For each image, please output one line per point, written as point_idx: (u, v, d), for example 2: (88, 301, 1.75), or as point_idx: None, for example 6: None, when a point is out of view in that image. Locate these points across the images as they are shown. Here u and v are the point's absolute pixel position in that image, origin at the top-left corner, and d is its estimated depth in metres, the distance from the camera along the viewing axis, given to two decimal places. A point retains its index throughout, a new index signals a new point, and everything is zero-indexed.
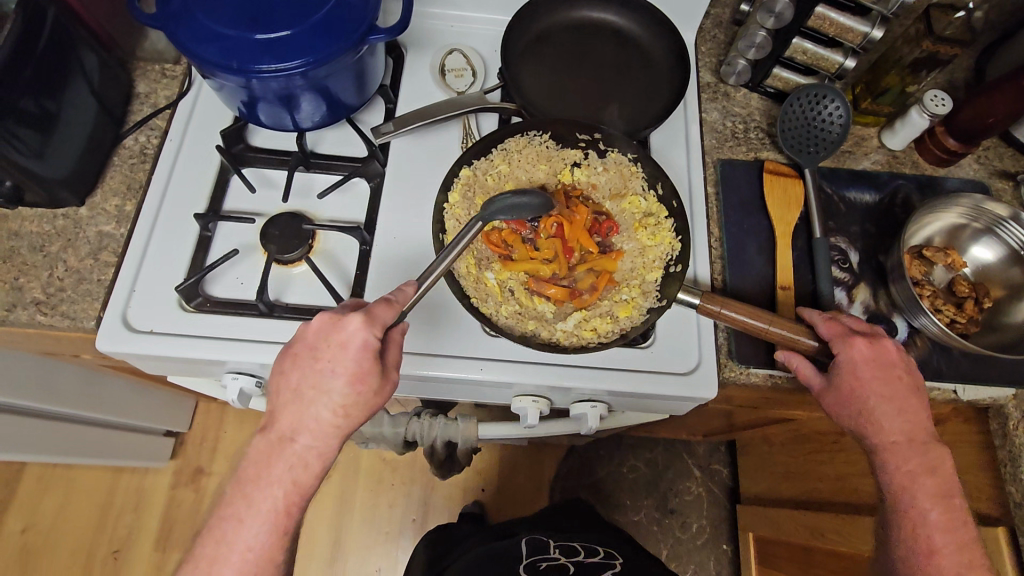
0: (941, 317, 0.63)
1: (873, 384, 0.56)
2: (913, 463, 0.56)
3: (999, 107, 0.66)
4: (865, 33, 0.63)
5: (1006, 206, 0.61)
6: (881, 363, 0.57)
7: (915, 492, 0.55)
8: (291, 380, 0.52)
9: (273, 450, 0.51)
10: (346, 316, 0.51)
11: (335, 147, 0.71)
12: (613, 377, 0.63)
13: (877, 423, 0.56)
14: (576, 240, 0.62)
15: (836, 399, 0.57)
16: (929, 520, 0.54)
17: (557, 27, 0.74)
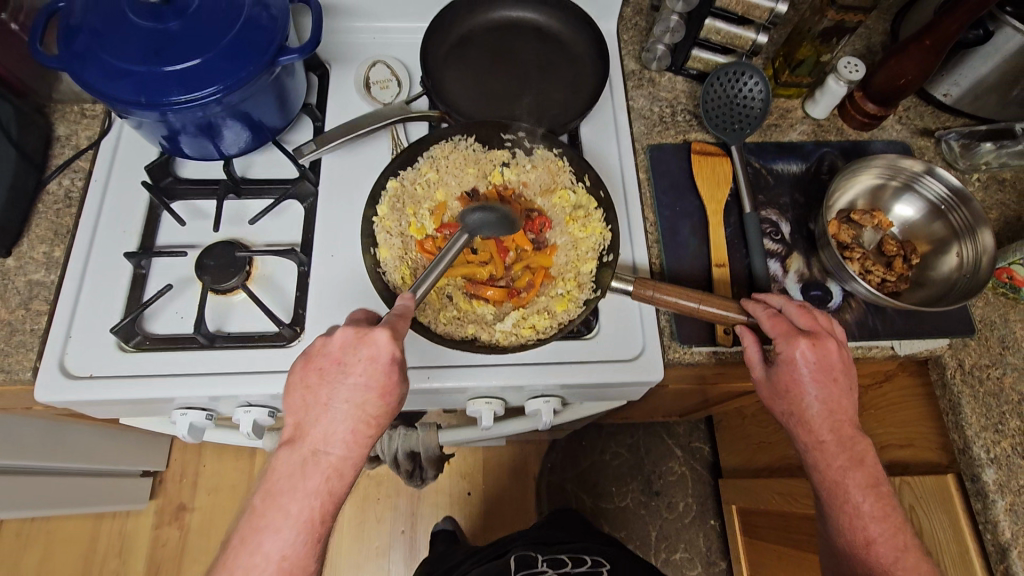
0: (871, 276, 0.65)
1: (813, 386, 0.56)
2: (844, 466, 0.56)
3: (911, 69, 0.68)
4: (771, 8, 0.65)
5: (919, 162, 0.64)
6: (820, 364, 0.56)
7: (847, 493, 0.56)
8: (320, 393, 0.49)
9: (307, 464, 0.48)
10: (370, 330, 0.49)
11: (264, 171, 0.70)
12: (562, 370, 0.62)
13: (811, 424, 0.57)
14: (510, 239, 0.63)
15: (777, 401, 0.58)
16: (862, 511, 0.55)
17: (476, 29, 0.75)
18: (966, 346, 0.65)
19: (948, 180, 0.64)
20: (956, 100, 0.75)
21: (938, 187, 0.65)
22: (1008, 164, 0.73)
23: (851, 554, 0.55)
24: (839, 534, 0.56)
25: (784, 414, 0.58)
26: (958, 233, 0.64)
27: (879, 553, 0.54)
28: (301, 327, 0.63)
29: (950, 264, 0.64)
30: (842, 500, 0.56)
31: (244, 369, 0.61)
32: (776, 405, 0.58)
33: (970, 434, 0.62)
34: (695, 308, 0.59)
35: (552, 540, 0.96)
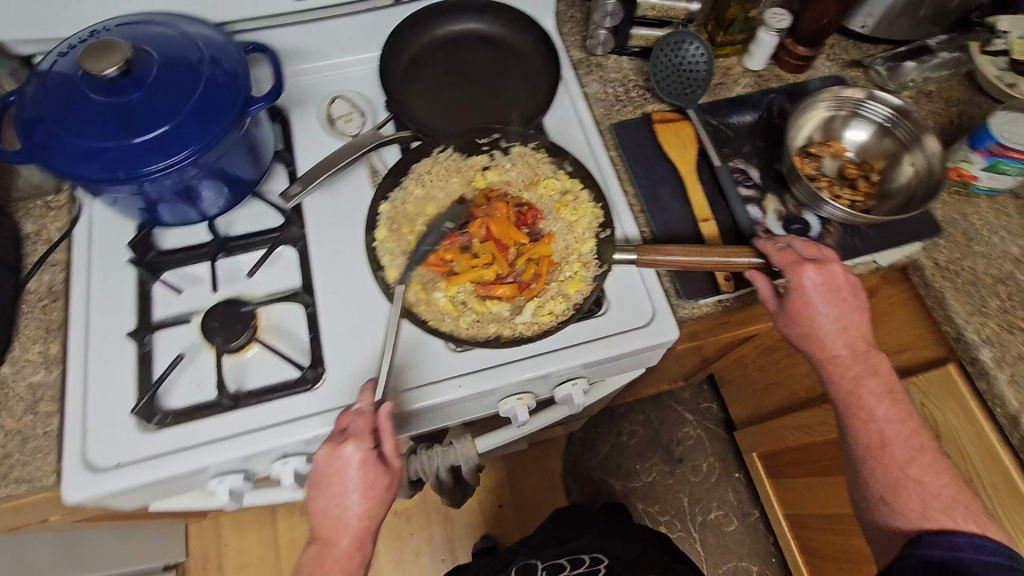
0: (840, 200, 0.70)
1: (822, 307, 0.60)
2: (859, 379, 0.60)
3: (830, 8, 0.74)
4: None
5: (858, 89, 0.70)
6: (825, 285, 0.60)
7: (863, 401, 0.60)
8: (318, 505, 0.55)
9: (322, 561, 0.55)
10: (340, 444, 0.54)
11: (248, 225, 0.70)
12: (584, 349, 0.65)
13: (823, 341, 0.61)
14: (507, 236, 0.64)
15: (789, 323, 0.62)
16: (877, 416, 0.60)
17: (426, 48, 0.77)
18: (937, 244, 0.71)
19: (888, 101, 0.70)
20: (872, 30, 0.82)
21: (881, 109, 0.71)
22: (931, 77, 0.81)
23: (868, 456, 0.60)
24: (857, 441, 0.61)
25: (797, 334, 0.62)
26: (908, 147, 0.70)
27: (895, 454, 0.59)
28: (322, 366, 0.62)
29: (908, 175, 0.70)
30: (858, 409, 0.61)
31: (276, 421, 0.60)
32: (789, 327, 0.62)
33: (960, 321, 0.67)
34: (711, 261, 0.62)
35: (554, 542, 0.97)
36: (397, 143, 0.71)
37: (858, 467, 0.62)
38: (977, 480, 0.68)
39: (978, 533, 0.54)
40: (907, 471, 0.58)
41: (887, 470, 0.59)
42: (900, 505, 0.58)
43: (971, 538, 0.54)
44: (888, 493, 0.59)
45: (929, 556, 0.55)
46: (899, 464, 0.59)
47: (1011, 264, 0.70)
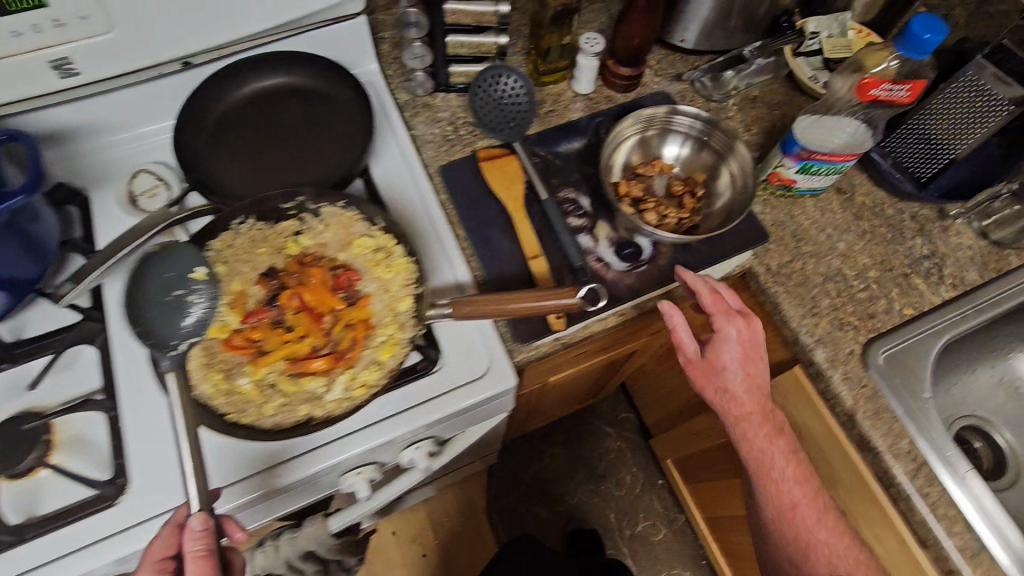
0: (669, 220, 0.69)
1: (736, 366, 0.62)
2: (766, 442, 0.63)
3: (637, 30, 0.74)
4: (494, 10, 0.67)
5: (663, 107, 0.70)
6: (726, 351, 0.63)
7: (769, 465, 0.64)
8: None
9: None
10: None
11: (40, 327, 0.63)
12: (421, 412, 0.62)
13: (734, 408, 0.63)
14: (322, 303, 0.61)
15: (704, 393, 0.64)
16: (787, 475, 0.63)
17: (232, 107, 0.72)
18: (768, 250, 0.71)
19: (695, 114, 0.71)
20: (693, 44, 0.82)
21: (691, 122, 0.72)
22: (751, 83, 0.83)
23: (778, 519, 0.65)
24: (768, 503, 0.65)
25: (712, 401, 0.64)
26: (722, 156, 0.71)
27: (799, 517, 0.63)
28: (125, 477, 0.56)
29: (728, 184, 0.70)
30: (770, 475, 0.64)
31: (68, 549, 0.54)
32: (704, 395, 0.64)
33: (795, 326, 0.67)
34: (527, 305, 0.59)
35: None
36: (201, 216, 0.65)
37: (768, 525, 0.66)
38: (841, 483, 0.68)
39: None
40: (812, 536, 0.63)
41: (796, 529, 0.63)
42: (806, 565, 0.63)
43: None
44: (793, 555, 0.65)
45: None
46: (804, 525, 0.63)
47: (839, 261, 0.71)
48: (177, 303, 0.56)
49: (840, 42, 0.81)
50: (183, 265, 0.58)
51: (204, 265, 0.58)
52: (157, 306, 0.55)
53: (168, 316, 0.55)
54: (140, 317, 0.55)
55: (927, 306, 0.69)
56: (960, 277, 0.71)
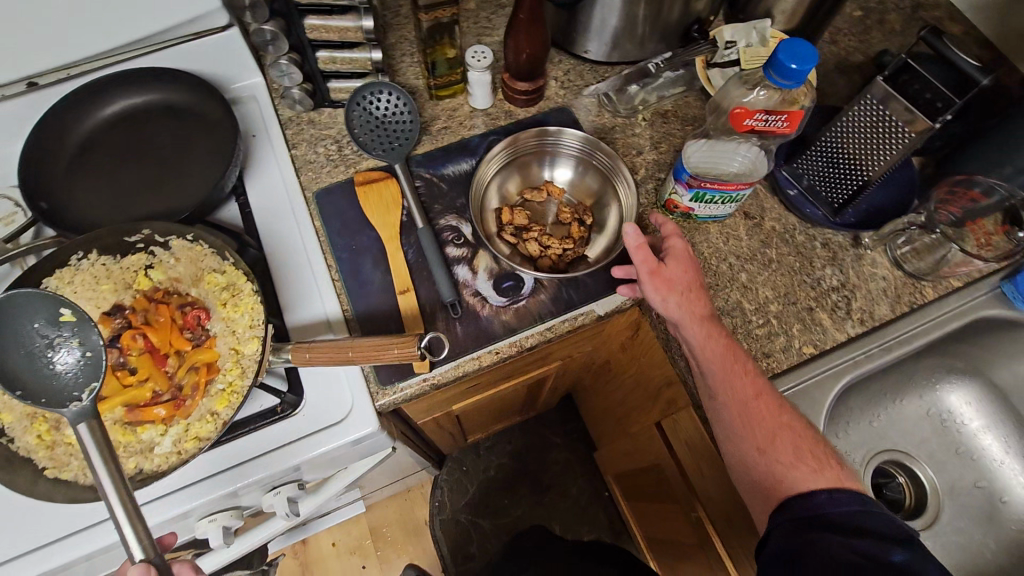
0: (551, 250, 0.67)
1: (686, 269, 0.60)
2: (724, 338, 0.58)
3: (524, 44, 0.69)
4: (358, 26, 0.63)
5: (534, 129, 0.69)
6: (674, 257, 0.60)
7: (728, 365, 0.57)
8: None
9: None
10: None
11: None
12: (275, 459, 0.58)
13: (690, 309, 0.58)
14: (167, 344, 0.57)
15: (657, 292, 0.59)
16: (743, 376, 0.56)
17: (97, 129, 0.68)
18: None
19: (572, 135, 0.70)
20: (600, 54, 0.78)
21: (570, 144, 0.70)
22: (663, 96, 0.78)
23: (742, 420, 0.55)
24: (729, 409, 0.56)
25: (666, 307, 0.59)
26: (610, 181, 0.69)
27: (763, 407, 0.55)
28: None
29: (614, 211, 0.69)
30: (728, 369, 0.57)
31: None
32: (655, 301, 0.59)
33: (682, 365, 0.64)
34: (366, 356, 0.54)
35: None
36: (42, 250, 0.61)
37: (728, 435, 0.56)
38: None
39: (844, 495, 0.50)
40: (782, 430, 0.54)
41: (760, 433, 0.54)
42: (781, 470, 0.53)
43: (829, 495, 0.50)
44: (763, 468, 0.53)
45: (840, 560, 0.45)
46: (770, 419, 0.54)
47: (738, 294, 0.66)
48: (44, 356, 0.49)
49: (758, 52, 0.75)
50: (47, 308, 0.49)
51: (67, 304, 0.49)
52: (27, 360, 0.49)
53: (40, 367, 0.49)
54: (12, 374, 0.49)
55: (830, 344, 0.65)
56: (869, 311, 0.67)
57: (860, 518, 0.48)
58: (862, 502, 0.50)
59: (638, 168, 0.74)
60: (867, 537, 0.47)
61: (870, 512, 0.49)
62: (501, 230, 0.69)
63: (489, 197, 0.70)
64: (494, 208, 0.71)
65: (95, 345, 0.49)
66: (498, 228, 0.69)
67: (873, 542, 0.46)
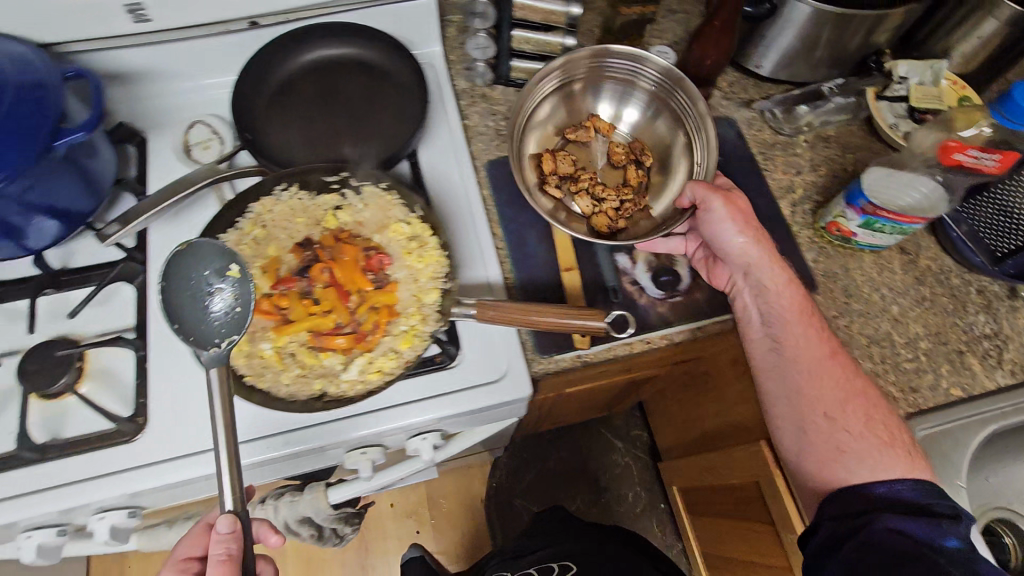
0: (609, 202, 0.69)
1: (746, 224, 0.61)
2: (794, 290, 0.61)
3: (712, 51, 0.70)
4: (565, 12, 0.66)
5: (580, 52, 0.68)
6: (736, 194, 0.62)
7: (796, 318, 0.60)
8: None
9: None
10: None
11: (87, 259, 0.66)
12: (431, 406, 0.61)
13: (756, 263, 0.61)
14: (350, 282, 0.61)
15: (723, 226, 0.61)
16: (805, 335, 0.60)
17: (293, 73, 0.72)
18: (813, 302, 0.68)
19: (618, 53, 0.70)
20: (771, 70, 0.78)
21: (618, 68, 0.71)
22: (829, 121, 0.78)
23: (809, 380, 0.58)
24: (792, 364, 0.59)
25: (739, 248, 0.61)
26: (683, 123, 0.71)
27: (835, 370, 0.58)
28: (143, 418, 0.59)
29: (682, 156, 0.71)
30: (796, 326, 0.60)
31: (84, 476, 0.57)
32: (723, 241, 0.61)
33: None
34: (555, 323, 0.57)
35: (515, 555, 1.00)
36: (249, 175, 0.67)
37: (793, 390, 0.58)
38: None
39: (908, 480, 0.52)
40: (851, 394, 0.58)
41: (819, 401, 0.58)
42: (840, 438, 0.56)
43: (889, 486, 0.52)
44: (826, 437, 0.57)
45: (885, 549, 0.48)
46: (839, 381, 0.58)
47: (888, 325, 0.67)
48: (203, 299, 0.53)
49: (930, 92, 0.76)
50: (213, 260, 0.54)
51: (239, 262, 0.54)
52: (189, 302, 0.53)
53: (194, 306, 0.53)
54: (173, 309, 0.52)
55: (978, 390, 0.64)
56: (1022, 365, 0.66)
57: (922, 502, 0.51)
58: (929, 490, 0.52)
59: (795, 188, 0.75)
60: (918, 521, 0.50)
61: (932, 505, 0.51)
62: (545, 178, 0.71)
63: (531, 136, 0.72)
64: (541, 153, 0.73)
65: (247, 302, 0.53)
66: (545, 169, 0.71)
67: (925, 526, 0.49)
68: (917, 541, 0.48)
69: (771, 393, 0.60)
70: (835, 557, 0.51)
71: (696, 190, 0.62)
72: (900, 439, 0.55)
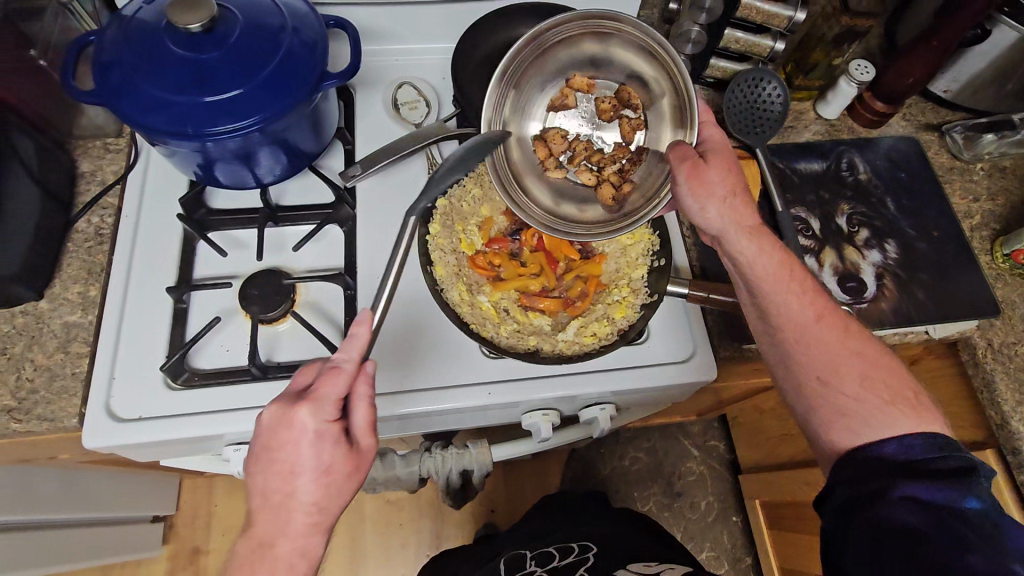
0: (610, 169, 0.66)
1: (718, 174, 0.55)
2: (777, 245, 0.55)
3: (919, 69, 0.71)
4: (790, 16, 0.68)
5: (539, 25, 0.57)
6: (717, 148, 0.57)
7: (784, 276, 0.54)
8: (276, 495, 0.46)
9: (253, 557, 0.45)
10: (295, 414, 0.46)
11: (300, 198, 0.70)
12: (618, 377, 0.62)
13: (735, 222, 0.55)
14: (557, 250, 0.65)
15: (692, 189, 0.56)
16: (791, 295, 0.53)
17: (501, 46, 0.73)
18: (993, 325, 0.68)
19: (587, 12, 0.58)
20: (956, 95, 0.79)
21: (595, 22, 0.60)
22: (1007, 153, 0.76)
23: (805, 349, 0.53)
24: (785, 334, 0.53)
25: (718, 208, 0.55)
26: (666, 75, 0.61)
27: (827, 334, 0.52)
28: None
29: (672, 109, 0.62)
30: (791, 286, 0.54)
31: None
32: (701, 202, 0.56)
33: (1006, 409, 0.64)
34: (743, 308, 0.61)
35: (543, 533, 0.95)
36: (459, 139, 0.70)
37: (787, 362, 0.54)
38: None
39: (918, 434, 0.48)
40: (850, 359, 0.52)
41: (813, 371, 0.52)
42: (848, 399, 0.51)
43: (899, 441, 0.48)
44: (828, 401, 0.51)
45: (894, 520, 0.45)
46: (827, 346, 0.52)
47: None
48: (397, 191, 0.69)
49: None
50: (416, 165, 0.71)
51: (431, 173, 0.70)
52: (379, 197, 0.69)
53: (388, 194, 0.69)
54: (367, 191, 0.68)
55: None
56: None
57: (928, 460, 0.46)
58: (941, 445, 0.47)
59: (974, 214, 0.74)
60: (938, 481, 0.45)
61: (944, 458, 0.46)
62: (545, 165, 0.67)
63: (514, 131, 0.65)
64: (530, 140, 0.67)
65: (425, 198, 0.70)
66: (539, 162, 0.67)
67: (943, 489, 0.44)
68: (937, 506, 0.44)
69: (773, 364, 0.56)
70: (855, 524, 0.46)
71: (678, 151, 0.57)
72: (904, 395, 0.50)
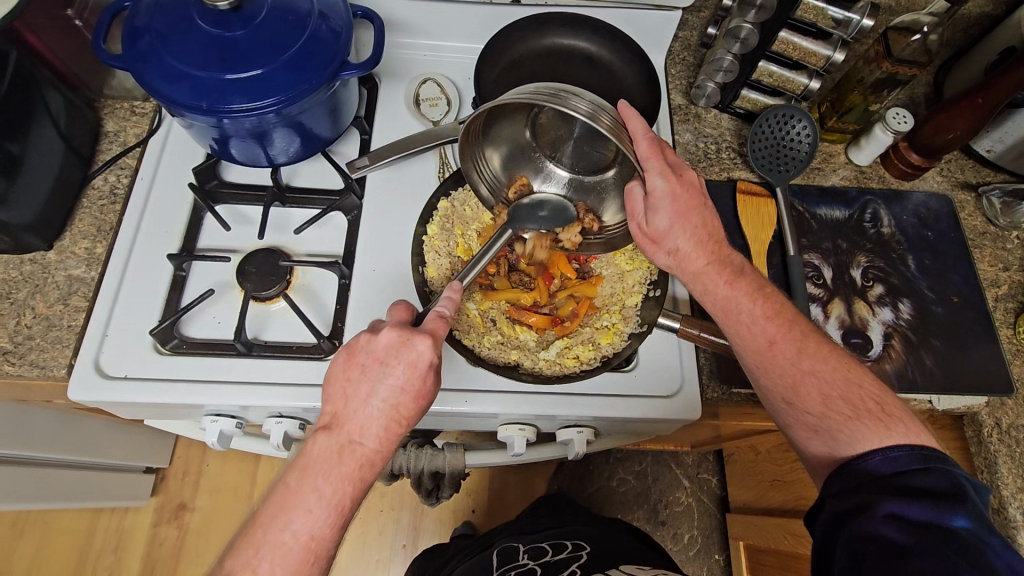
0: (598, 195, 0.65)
1: (663, 220, 0.57)
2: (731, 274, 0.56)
3: (959, 124, 0.67)
4: (827, 56, 0.65)
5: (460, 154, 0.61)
6: (663, 204, 0.56)
7: (740, 303, 0.55)
8: (361, 390, 0.50)
9: (341, 452, 0.48)
10: (415, 336, 0.50)
11: (310, 181, 0.71)
12: (600, 404, 0.60)
13: (687, 265, 0.58)
14: (557, 266, 0.66)
15: (643, 237, 0.59)
16: (747, 320, 0.55)
17: (527, 54, 0.71)
18: (1003, 404, 0.64)
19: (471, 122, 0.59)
20: (999, 156, 0.75)
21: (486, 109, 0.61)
22: None
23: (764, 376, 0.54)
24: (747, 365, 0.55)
25: (670, 250, 0.58)
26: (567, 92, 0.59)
27: (780, 361, 0.52)
28: (340, 340, 0.62)
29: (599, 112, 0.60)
30: (748, 314, 0.55)
31: (279, 379, 0.60)
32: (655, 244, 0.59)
33: (1006, 493, 0.60)
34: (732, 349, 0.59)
35: (541, 527, 0.94)
36: None
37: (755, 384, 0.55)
38: None
39: (903, 447, 0.45)
40: (807, 382, 0.51)
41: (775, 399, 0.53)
42: (813, 417, 0.50)
43: (883, 453, 0.45)
44: (795, 421, 0.52)
45: (878, 535, 0.41)
46: (785, 373, 0.52)
47: None
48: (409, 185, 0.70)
49: None
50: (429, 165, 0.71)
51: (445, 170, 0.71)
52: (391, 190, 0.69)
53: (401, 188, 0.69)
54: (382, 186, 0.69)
55: None
56: None
57: (911, 475, 0.43)
58: (924, 456, 0.44)
59: (1000, 284, 0.71)
60: (921, 500, 0.41)
61: (926, 472, 0.43)
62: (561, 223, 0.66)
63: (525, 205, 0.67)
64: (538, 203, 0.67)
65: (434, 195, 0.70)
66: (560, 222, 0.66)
67: (929, 506, 0.41)
68: (922, 524, 0.40)
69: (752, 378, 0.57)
70: (839, 539, 0.43)
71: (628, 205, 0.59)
72: (867, 409, 0.48)
